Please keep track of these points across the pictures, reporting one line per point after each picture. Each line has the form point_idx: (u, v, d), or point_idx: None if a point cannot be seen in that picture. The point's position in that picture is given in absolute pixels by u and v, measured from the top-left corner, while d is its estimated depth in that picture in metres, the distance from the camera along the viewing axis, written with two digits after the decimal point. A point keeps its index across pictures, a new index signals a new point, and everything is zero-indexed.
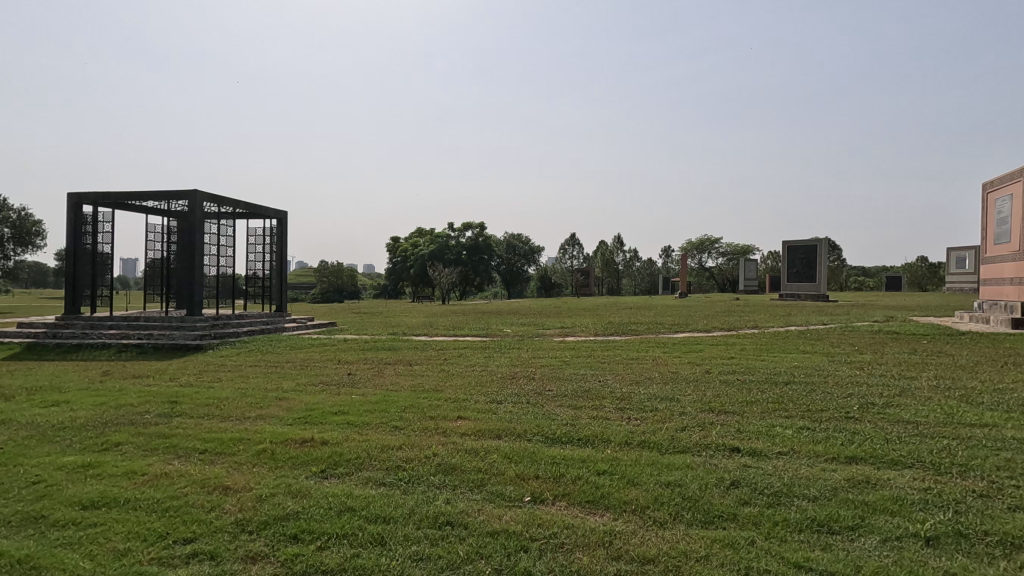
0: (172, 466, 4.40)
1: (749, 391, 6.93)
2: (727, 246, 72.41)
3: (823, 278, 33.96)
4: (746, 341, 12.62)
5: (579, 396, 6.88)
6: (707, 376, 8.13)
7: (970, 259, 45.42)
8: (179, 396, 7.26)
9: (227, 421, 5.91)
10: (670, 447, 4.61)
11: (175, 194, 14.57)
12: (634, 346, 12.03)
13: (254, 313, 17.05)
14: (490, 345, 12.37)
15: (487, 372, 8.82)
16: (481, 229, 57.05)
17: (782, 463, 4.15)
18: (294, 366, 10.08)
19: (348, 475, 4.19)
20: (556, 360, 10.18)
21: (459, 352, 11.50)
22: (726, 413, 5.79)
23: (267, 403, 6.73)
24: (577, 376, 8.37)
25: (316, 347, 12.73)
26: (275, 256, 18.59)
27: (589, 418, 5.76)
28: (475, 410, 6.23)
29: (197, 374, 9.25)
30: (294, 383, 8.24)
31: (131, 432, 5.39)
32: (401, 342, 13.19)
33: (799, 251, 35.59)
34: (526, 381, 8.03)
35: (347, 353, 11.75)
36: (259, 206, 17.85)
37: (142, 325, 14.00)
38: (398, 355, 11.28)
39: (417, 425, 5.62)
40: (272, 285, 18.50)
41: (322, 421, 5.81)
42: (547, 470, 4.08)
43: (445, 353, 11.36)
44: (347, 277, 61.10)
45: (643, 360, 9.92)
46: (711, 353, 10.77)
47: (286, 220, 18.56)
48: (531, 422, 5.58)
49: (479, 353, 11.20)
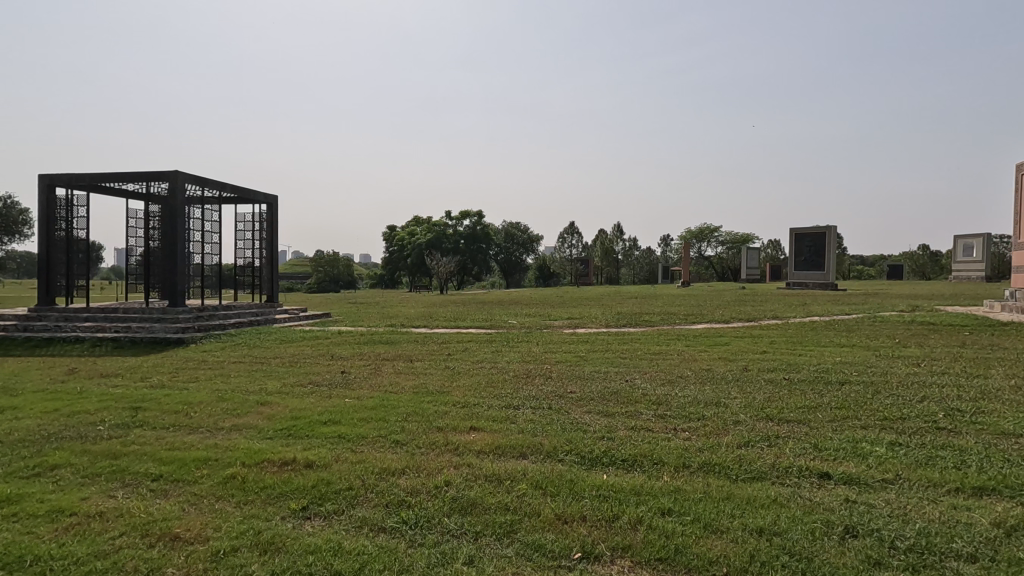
0: (113, 501, 3.46)
1: (804, 393, 6.01)
2: (729, 235, 71.43)
3: (832, 266, 33.06)
4: (772, 332, 11.69)
5: (609, 400, 5.94)
6: (747, 374, 7.21)
7: (978, 247, 44.51)
8: (145, 400, 6.30)
9: (195, 434, 4.95)
10: (743, 473, 3.67)
11: (154, 176, 13.48)
12: (652, 338, 11.09)
13: (243, 304, 16.05)
14: (496, 338, 11.42)
15: (498, 370, 7.89)
16: (479, 218, 55.86)
17: (899, 499, 3.21)
18: (283, 363, 9.13)
19: (337, 515, 3.25)
20: (572, 355, 9.25)
21: (463, 346, 10.55)
22: (790, 424, 4.86)
23: (245, 410, 5.79)
24: (600, 374, 7.43)
25: (308, 340, 11.75)
26: (265, 243, 17.54)
27: (628, 430, 4.81)
28: (490, 418, 5.29)
29: (173, 372, 8.29)
30: (280, 384, 7.28)
31: (74, 451, 4.43)
32: (400, 335, 12.22)
33: (807, 239, 34.66)
34: (543, 380, 7.10)
35: (341, 347, 10.78)
36: (247, 190, 16.74)
37: (119, 317, 13.00)
38: (397, 350, 10.33)
39: (422, 439, 4.67)
40: (262, 274, 17.47)
41: (309, 434, 4.86)
42: (595, 509, 3.14)
43: (448, 348, 10.41)
44: (344, 267, 60.02)
45: (669, 355, 8.98)
46: (740, 346, 9.84)
47: (277, 205, 17.48)
48: (560, 436, 4.63)
49: (485, 348, 10.24)
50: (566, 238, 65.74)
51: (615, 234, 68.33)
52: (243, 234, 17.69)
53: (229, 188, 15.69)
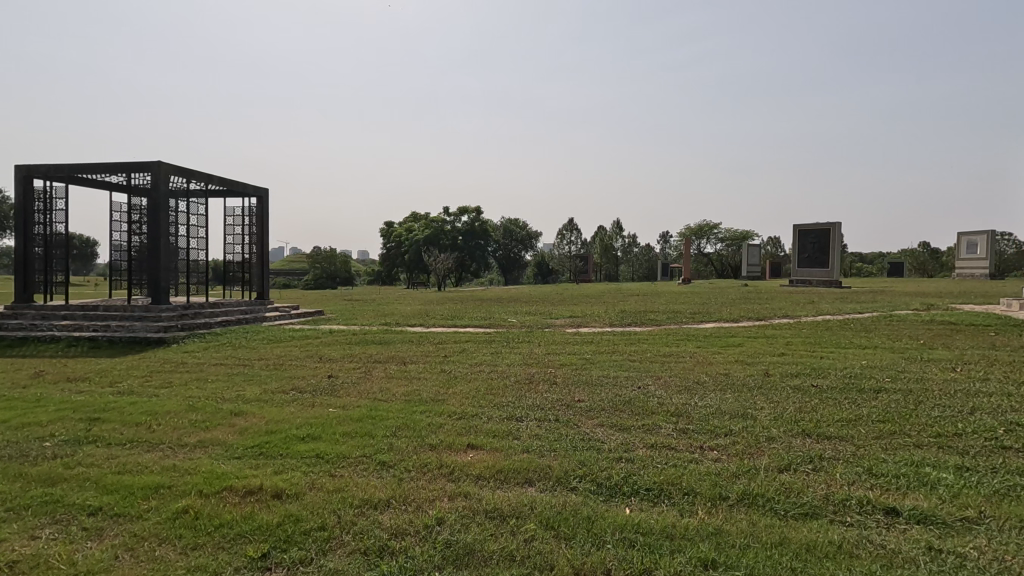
0: (33, 546, 2.85)
1: (838, 402, 5.41)
2: (729, 232, 70.88)
3: (836, 264, 32.51)
4: (786, 332, 11.09)
5: (622, 411, 5.34)
6: (769, 379, 6.61)
7: (982, 245, 43.96)
8: (106, 409, 5.67)
9: (154, 452, 4.34)
10: (793, 509, 3.07)
11: (135, 167, 12.85)
12: (661, 339, 10.49)
13: (232, 301, 15.42)
14: (495, 338, 10.80)
15: (498, 374, 7.28)
16: (478, 214, 55.21)
17: (993, 547, 2.62)
18: (267, 365, 8.51)
19: (303, 566, 2.65)
20: (577, 357, 8.64)
21: (460, 347, 9.93)
22: (832, 441, 4.27)
23: (216, 422, 5.17)
24: (609, 380, 6.83)
25: (296, 340, 11.12)
26: (256, 238, 16.90)
27: (648, 449, 4.21)
28: (490, 433, 4.69)
29: (146, 376, 7.66)
30: (259, 390, 6.66)
31: (7, 476, 3.81)
32: (394, 335, 11.61)
33: (811, 236, 34.08)
34: (547, 386, 6.49)
35: (331, 348, 10.16)
36: (237, 182, 16.12)
37: (98, 315, 12.35)
38: (390, 351, 9.71)
39: (412, 459, 4.06)
40: (253, 270, 16.84)
41: (283, 453, 4.25)
42: (621, 562, 2.55)
43: (444, 349, 9.80)
44: (340, 264, 59.39)
45: (680, 358, 8.39)
46: (755, 347, 9.24)
47: (267, 199, 16.86)
48: (572, 457, 4.03)
49: (484, 349, 9.63)
50: (565, 234, 65.27)
51: (614, 231, 67.71)
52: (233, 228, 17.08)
53: (217, 180, 15.05)
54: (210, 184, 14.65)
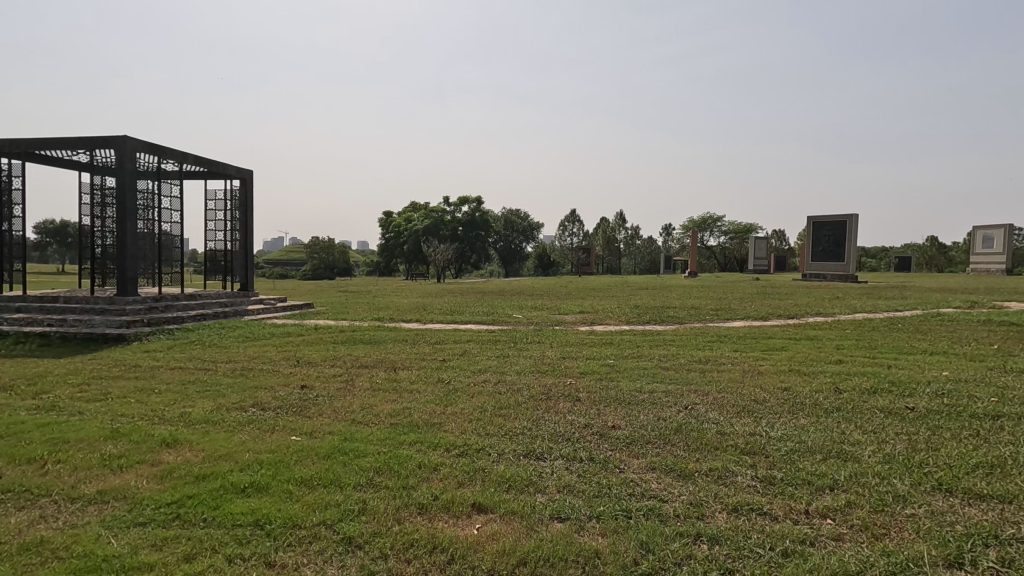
0: None
1: (960, 434, 4.12)
2: (734, 225, 69.50)
3: (852, 257, 31.18)
4: (829, 334, 9.78)
5: (673, 445, 4.06)
6: (846, 397, 5.33)
7: (998, 239, 42.60)
8: (2, 436, 4.36)
9: (27, 515, 3.04)
10: None
11: (99, 142, 11.49)
12: (689, 341, 9.17)
13: (210, 293, 14.13)
14: (501, 339, 9.48)
15: (507, 386, 5.99)
16: (479, 204, 53.80)
17: None
18: (234, 370, 7.22)
19: None
20: (598, 363, 7.34)
21: (461, 349, 8.64)
22: (993, 505, 2.99)
23: (136, 457, 3.87)
24: (645, 396, 5.53)
25: (276, 339, 9.83)
26: (239, 224, 15.57)
27: (735, 518, 2.94)
28: (502, 483, 3.41)
29: (83, 385, 6.37)
30: (212, 406, 5.35)
31: None
32: (387, 333, 10.33)
33: (826, 227, 32.63)
34: (570, 406, 5.21)
35: (312, 349, 8.87)
36: (218, 163, 14.77)
37: (56, 309, 11.04)
38: (379, 353, 8.41)
39: (396, 532, 2.79)
40: (234, 259, 15.59)
41: (212, 517, 2.97)
42: None
43: (441, 351, 8.50)
44: (338, 254, 58.10)
45: (721, 366, 7.10)
46: (805, 352, 7.95)
47: (251, 181, 15.52)
48: (628, 531, 2.75)
49: (488, 352, 8.32)
50: (566, 226, 64.08)
51: (617, 222, 66.25)
52: (215, 212, 15.78)
53: (195, 159, 13.70)
54: (185, 163, 13.30)
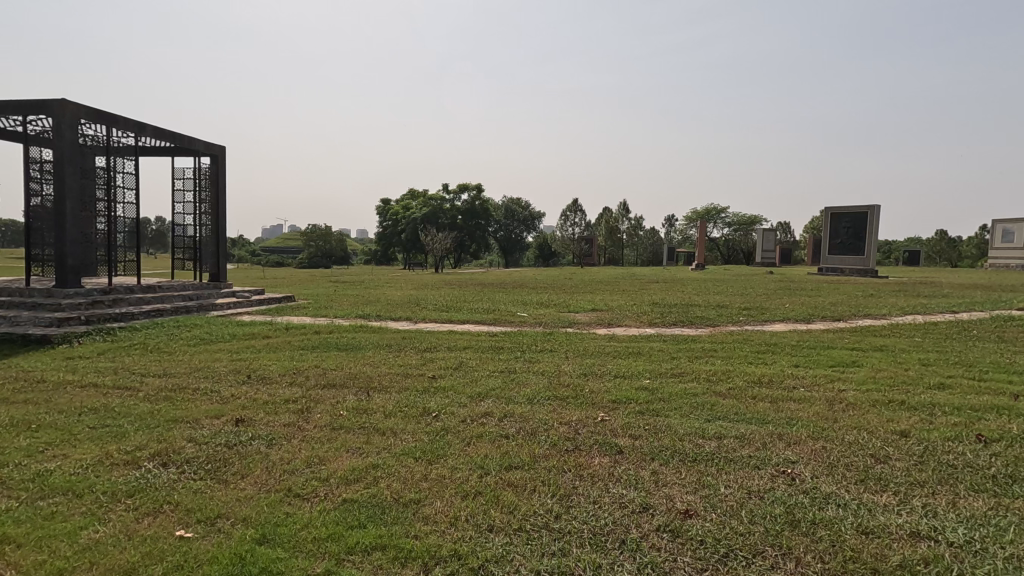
0: None
1: None
2: (741, 217, 67.77)
3: (873, 250, 29.53)
4: (900, 342, 8.14)
5: (801, 568, 2.45)
6: (1006, 454, 3.70)
7: (1018, 233, 40.99)
8: None
9: None
10: None
11: (31, 108, 9.78)
12: (734, 351, 7.54)
13: (174, 285, 12.50)
14: (504, 346, 7.83)
15: (517, 424, 4.36)
16: (479, 192, 52.05)
17: None
18: (162, 390, 5.59)
19: None
20: (632, 385, 5.70)
21: (456, 359, 7.00)
22: None
23: None
24: (712, 448, 3.91)
25: (235, 344, 8.19)
26: (209, 207, 13.85)
27: None
28: None
29: None
30: (91, 457, 3.71)
31: None
32: (370, 337, 8.68)
33: (845, 218, 30.89)
34: (611, 466, 3.58)
35: (274, 358, 7.24)
36: (184, 137, 13.02)
37: None
38: (355, 365, 6.77)
39: None
40: (204, 246, 13.93)
41: None
42: None
43: (432, 362, 6.86)
44: (336, 243, 56.53)
45: (794, 392, 5.46)
46: (888, 371, 6.31)
47: (224, 158, 13.79)
48: None
49: (489, 364, 6.69)
50: (568, 215, 62.38)
51: (619, 215, 64.03)
52: (183, 193, 14.10)
53: (153, 131, 11.99)
54: (141, 135, 11.55)
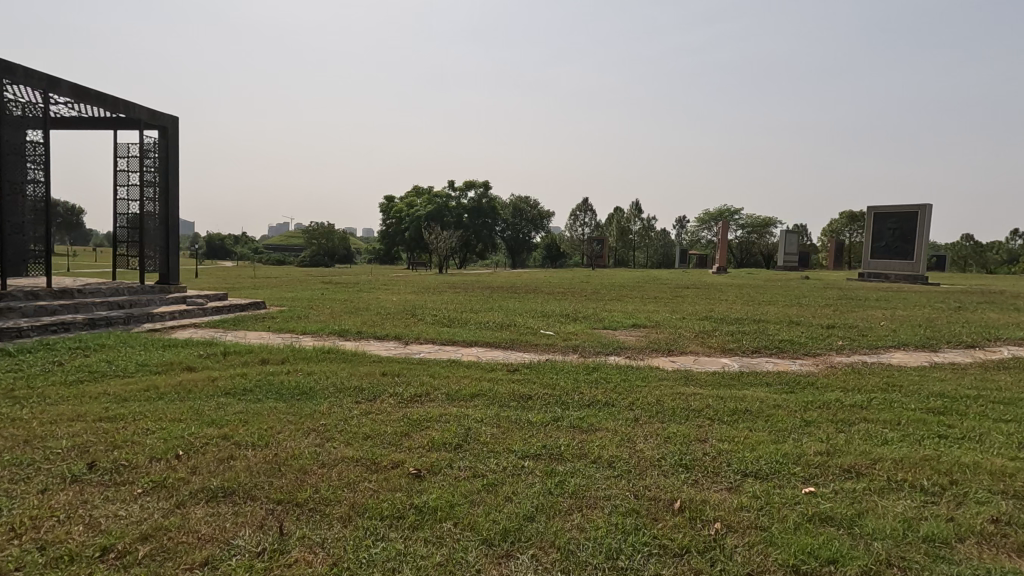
0: None
1: None
2: (758, 219, 64.88)
3: (923, 255, 26.64)
4: None
5: None
6: None
7: None
8: None
9: None
10: None
11: None
12: (897, 411, 4.79)
13: (105, 289, 9.87)
14: (534, 396, 5.10)
15: None
16: (485, 189, 49.51)
17: None
18: None
19: None
20: (798, 508, 2.98)
21: (459, 426, 4.29)
22: None
23: None
24: None
25: (133, 384, 5.51)
26: (159, 193, 11.27)
27: None
28: None
29: None
30: None
31: None
32: (336, 371, 5.99)
33: (891, 218, 27.94)
34: None
35: (170, 415, 4.55)
36: (123, 102, 10.36)
37: None
38: (291, 435, 4.07)
39: None
40: (152, 240, 11.36)
41: None
42: None
43: (420, 432, 4.16)
44: (336, 241, 54.15)
45: None
46: None
47: (175, 131, 11.23)
48: None
49: (517, 441, 3.98)
50: (578, 215, 59.67)
51: (631, 215, 61.26)
52: (127, 174, 11.50)
53: (72, 89, 9.27)
54: (55, 92, 8.94)
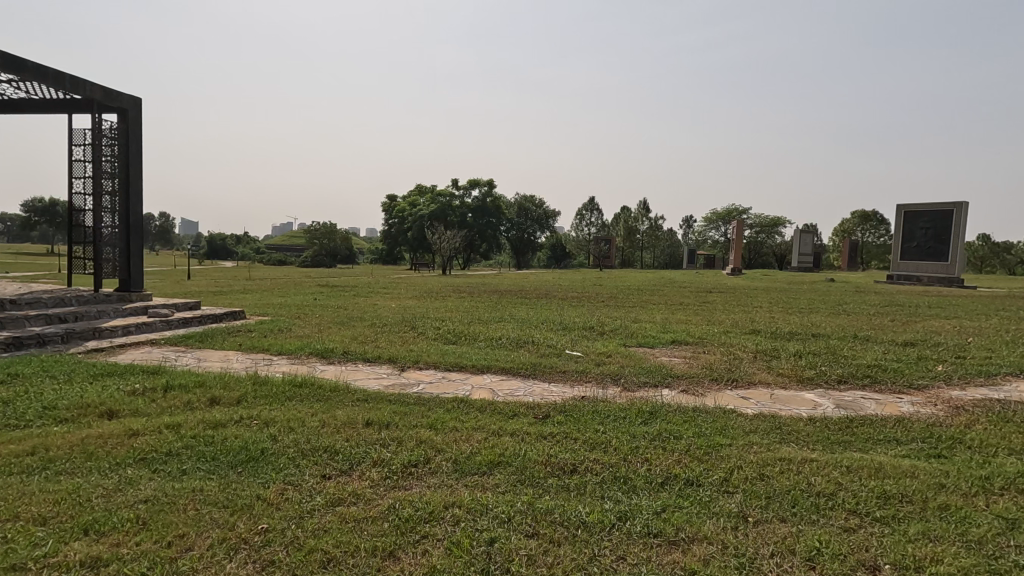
0: None
1: None
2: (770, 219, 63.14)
3: (959, 255, 24.89)
4: None
5: None
6: None
7: None
8: None
9: None
10: None
11: None
12: None
13: (48, 298, 8.32)
14: (582, 470, 3.50)
15: None
16: (490, 188, 47.98)
17: None
18: None
19: None
20: None
21: (475, 538, 2.71)
22: None
23: None
24: None
25: (15, 443, 3.93)
26: (119, 185, 9.78)
27: None
28: None
29: None
30: None
31: None
32: (304, 420, 4.41)
33: (923, 218, 26.23)
34: None
35: (35, 508, 2.98)
36: (72, 78, 8.83)
37: None
38: (205, 561, 2.51)
39: None
40: (111, 239, 9.86)
41: None
42: None
43: (412, 554, 2.58)
44: (337, 241, 52.69)
45: None
46: None
47: (137, 113, 9.74)
48: None
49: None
50: (584, 215, 58.06)
51: (640, 214, 59.59)
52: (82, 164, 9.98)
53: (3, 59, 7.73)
54: None
